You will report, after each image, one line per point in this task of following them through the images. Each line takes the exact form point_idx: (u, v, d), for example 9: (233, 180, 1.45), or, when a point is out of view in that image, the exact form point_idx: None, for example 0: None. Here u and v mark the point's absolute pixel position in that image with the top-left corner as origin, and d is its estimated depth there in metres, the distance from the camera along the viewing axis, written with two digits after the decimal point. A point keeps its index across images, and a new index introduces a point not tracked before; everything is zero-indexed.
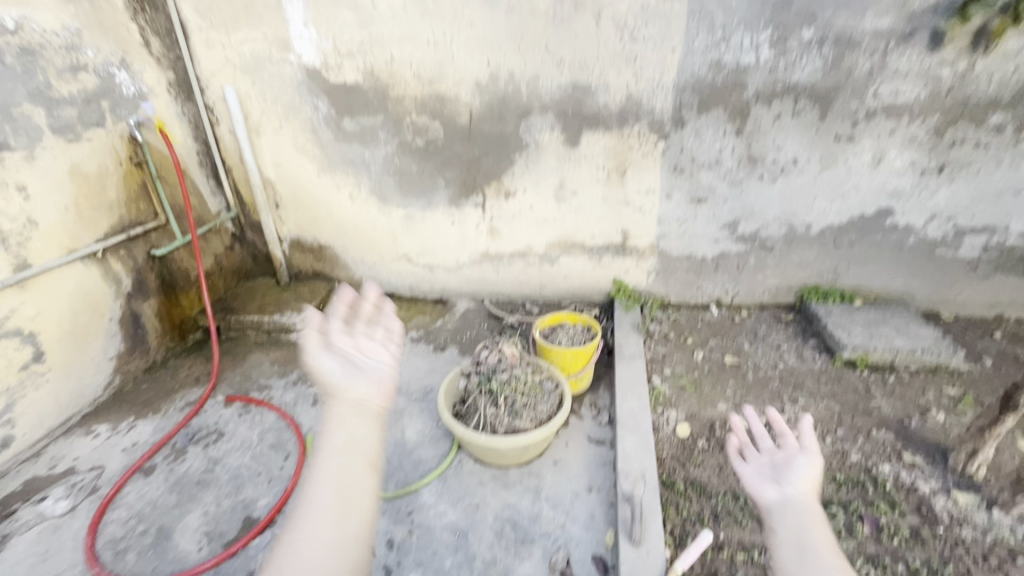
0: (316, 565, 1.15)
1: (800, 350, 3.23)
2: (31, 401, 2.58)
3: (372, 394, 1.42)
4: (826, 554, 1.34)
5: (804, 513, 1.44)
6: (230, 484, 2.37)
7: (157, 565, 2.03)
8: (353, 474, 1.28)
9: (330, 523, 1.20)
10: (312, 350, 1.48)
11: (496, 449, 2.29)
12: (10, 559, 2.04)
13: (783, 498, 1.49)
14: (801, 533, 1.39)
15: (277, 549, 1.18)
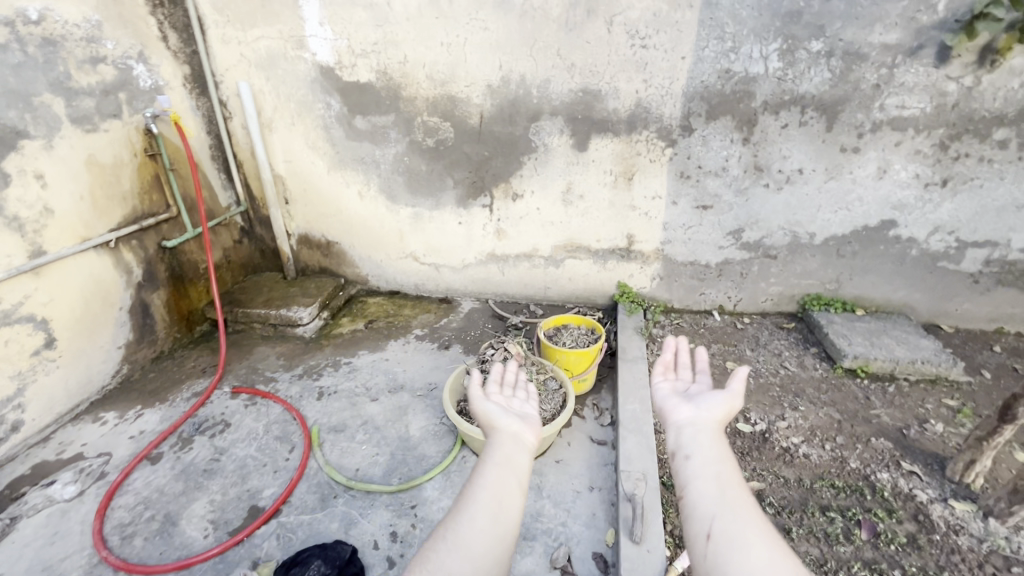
0: (474, 562, 1.21)
1: (801, 357, 3.26)
2: (41, 387, 2.61)
3: (524, 433, 1.60)
4: (726, 476, 1.38)
5: (711, 437, 1.49)
6: (236, 474, 2.40)
7: (164, 551, 2.05)
8: (509, 488, 1.39)
9: (484, 524, 1.29)
10: (476, 391, 1.71)
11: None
12: (18, 541, 2.07)
13: (693, 421, 1.54)
14: (706, 456, 1.43)
15: (433, 541, 1.25)
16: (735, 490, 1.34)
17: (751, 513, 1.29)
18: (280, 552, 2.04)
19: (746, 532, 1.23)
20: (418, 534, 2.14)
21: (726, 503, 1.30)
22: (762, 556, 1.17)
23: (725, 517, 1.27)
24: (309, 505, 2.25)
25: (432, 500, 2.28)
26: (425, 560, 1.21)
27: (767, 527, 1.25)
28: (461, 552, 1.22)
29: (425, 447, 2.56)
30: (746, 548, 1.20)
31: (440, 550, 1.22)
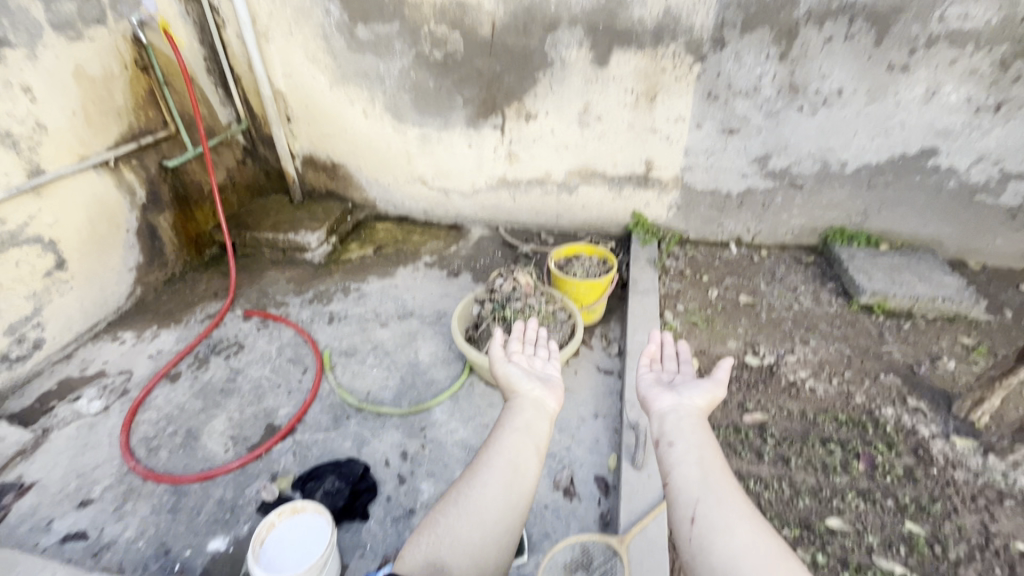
0: (482, 530, 1.26)
1: (816, 292, 3.18)
2: (58, 307, 2.66)
3: (546, 396, 1.57)
4: (711, 463, 1.32)
5: (695, 424, 1.43)
6: (252, 393, 2.48)
7: (188, 463, 2.16)
8: (523, 457, 1.39)
9: (496, 493, 1.31)
10: (498, 354, 1.68)
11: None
12: (52, 450, 2.19)
13: (678, 408, 1.47)
14: (689, 441, 1.37)
15: (444, 504, 1.31)
16: (719, 476, 1.28)
17: (737, 497, 1.23)
18: (297, 467, 2.15)
19: (731, 518, 1.17)
20: (427, 454, 2.22)
21: (710, 490, 1.25)
22: (747, 541, 1.12)
23: (710, 502, 1.21)
24: (323, 424, 2.33)
25: (441, 422, 2.35)
26: (436, 524, 1.27)
27: (753, 513, 1.20)
28: (472, 520, 1.27)
29: (434, 373, 2.61)
30: (731, 532, 1.14)
31: (450, 515, 1.27)
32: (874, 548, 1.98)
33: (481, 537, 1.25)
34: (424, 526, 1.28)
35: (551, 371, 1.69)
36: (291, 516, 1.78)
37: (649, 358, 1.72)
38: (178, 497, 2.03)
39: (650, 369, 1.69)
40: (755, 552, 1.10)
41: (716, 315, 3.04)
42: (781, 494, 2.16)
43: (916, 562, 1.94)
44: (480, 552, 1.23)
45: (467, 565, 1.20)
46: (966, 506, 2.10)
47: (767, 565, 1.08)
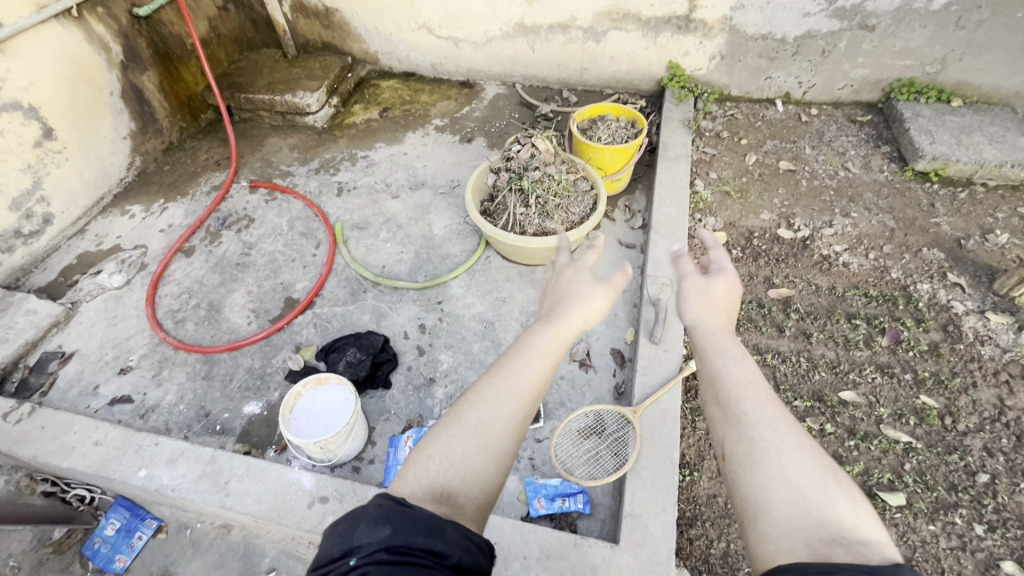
0: (494, 457, 1.06)
1: (867, 157, 2.86)
2: (58, 180, 2.56)
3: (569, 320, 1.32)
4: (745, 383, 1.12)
5: (727, 341, 1.21)
6: (268, 267, 2.47)
7: (214, 335, 2.24)
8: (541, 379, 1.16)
9: (510, 415, 1.09)
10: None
11: (526, 248, 2.24)
12: (85, 322, 2.28)
13: (706, 324, 1.25)
14: (717, 361, 1.17)
15: (445, 421, 1.09)
16: (754, 398, 1.09)
17: (776, 420, 1.05)
18: (319, 338, 2.20)
19: (771, 446, 1.00)
20: (445, 327, 2.24)
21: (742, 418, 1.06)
22: (787, 474, 0.97)
23: (741, 432, 1.04)
24: (341, 298, 2.33)
25: (457, 297, 2.33)
26: (440, 448, 1.06)
27: (798, 438, 1.02)
28: (483, 445, 1.06)
29: (450, 247, 2.53)
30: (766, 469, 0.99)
31: (455, 436, 1.06)
32: (884, 419, 2.02)
33: (492, 465, 1.05)
34: (424, 445, 1.07)
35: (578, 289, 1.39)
36: (317, 387, 1.85)
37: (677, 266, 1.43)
38: (210, 366, 2.12)
39: (678, 270, 1.40)
40: (796, 487, 0.95)
41: (752, 184, 2.80)
42: (798, 368, 2.16)
43: (924, 432, 1.98)
44: (490, 480, 1.05)
45: (476, 492, 1.03)
46: (985, 381, 2.07)
47: (810, 502, 0.93)
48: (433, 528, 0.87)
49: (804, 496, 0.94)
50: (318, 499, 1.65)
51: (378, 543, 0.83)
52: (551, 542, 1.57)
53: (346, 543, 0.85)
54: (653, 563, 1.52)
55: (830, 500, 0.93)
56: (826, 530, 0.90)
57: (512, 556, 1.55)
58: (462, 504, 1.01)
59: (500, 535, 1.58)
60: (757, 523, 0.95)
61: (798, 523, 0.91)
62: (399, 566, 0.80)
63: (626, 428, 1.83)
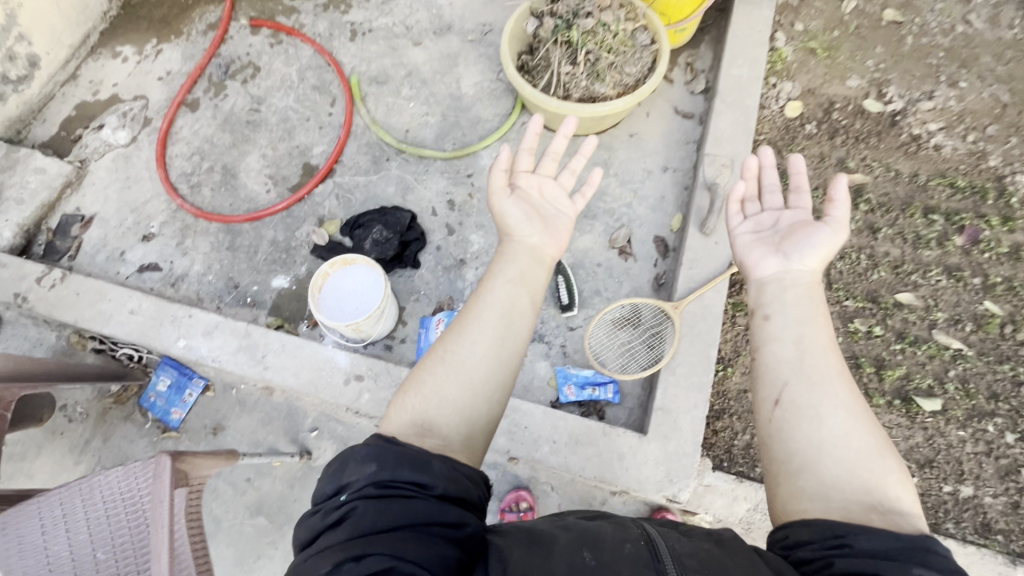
0: (473, 389, 0.98)
1: (999, 6, 2.29)
2: (33, 14, 2.21)
3: (545, 242, 1.18)
4: (813, 341, 1.07)
5: (793, 296, 1.13)
6: (281, 128, 2.23)
7: (233, 203, 2.12)
8: (521, 308, 1.06)
9: (488, 348, 1.01)
10: (499, 183, 1.21)
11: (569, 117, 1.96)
12: (98, 183, 2.16)
13: (772, 265, 1.18)
14: (787, 311, 1.10)
15: (436, 354, 1.02)
16: (819, 352, 1.05)
17: (841, 382, 1.01)
18: (342, 212, 2.07)
19: (830, 406, 0.98)
20: (476, 205, 2.07)
21: (805, 372, 1.02)
22: (843, 434, 0.95)
23: (803, 387, 1.01)
24: (363, 166, 2.14)
25: (489, 170, 2.12)
26: (424, 386, 0.99)
27: (858, 403, 0.99)
28: (464, 378, 0.98)
29: (480, 110, 2.23)
30: (821, 425, 0.97)
31: (441, 371, 0.99)
32: (938, 324, 1.90)
33: (471, 397, 0.97)
34: (410, 384, 1.01)
35: (562, 206, 1.24)
36: (344, 267, 1.76)
37: (741, 195, 1.33)
38: (232, 236, 2.04)
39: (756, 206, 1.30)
40: (850, 450, 0.94)
41: (846, 39, 2.30)
42: (856, 266, 1.97)
43: (978, 339, 1.88)
44: (470, 411, 0.96)
45: (458, 422, 0.95)
46: None
47: (857, 469, 0.92)
48: (418, 461, 0.85)
49: (853, 463, 0.93)
50: (353, 376, 1.69)
51: (362, 479, 0.83)
52: (580, 430, 1.60)
53: (336, 480, 0.85)
54: (679, 454, 1.57)
55: (876, 469, 0.93)
56: (868, 496, 0.90)
57: (542, 439, 1.60)
58: (445, 435, 0.94)
59: (530, 420, 1.62)
60: (798, 479, 0.94)
61: (844, 485, 0.92)
62: (382, 501, 0.81)
63: (661, 325, 1.75)
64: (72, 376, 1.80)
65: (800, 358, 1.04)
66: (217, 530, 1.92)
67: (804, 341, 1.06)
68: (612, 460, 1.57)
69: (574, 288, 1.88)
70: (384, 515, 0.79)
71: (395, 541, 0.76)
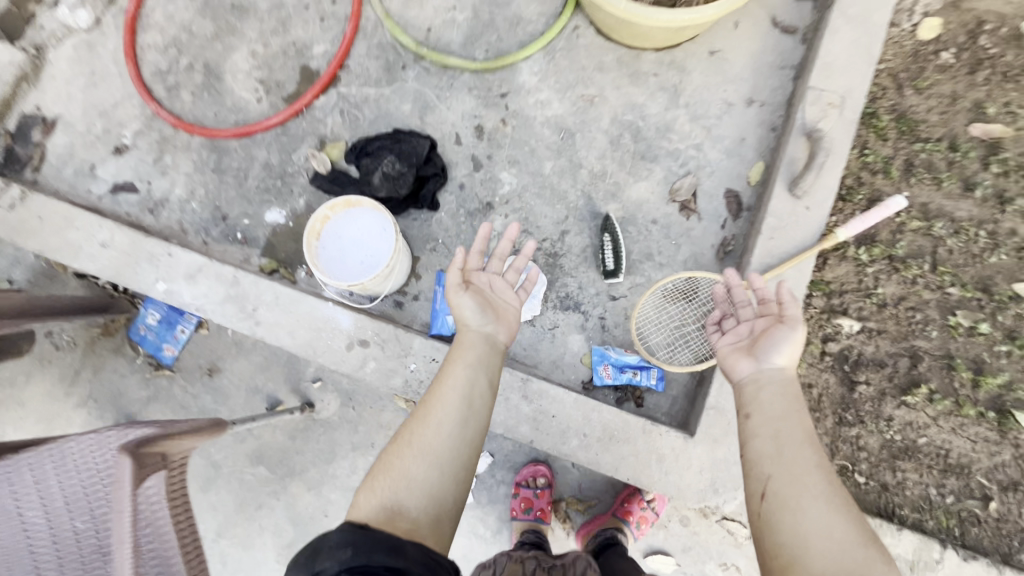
0: (439, 467, 0.96)
1: None
2: None
3: (496, 330, 1.15)
4: (795, 434, 1.02)
5: (770, 388, 1.08)
6: (273, 17, 1.78)
7: (219, 113, 1.76)
8: (484, 389, 1.06)
9: (452, 427, 0.99)
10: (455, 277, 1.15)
11: (631, 28, 1.53)
12: (59, 78, 1.80)
13: (747, 366, 1.11)
14: (767, 409, 1.05)
15: (403, 434, 1.00)
16: (799, 442, 1.00)
17: (823, 474, 0.97)
18: (348, 133, 1.72)
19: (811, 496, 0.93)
20: (509, 135, 1.69)
21: (789, 464, 0.98)
22: (831, 525, 0.91)
23: (784, 477, 0.97)
24: (373, 75, 1.73)
25: (529, 90, 1.70)
26: (392, 471, 0.96)
27: (840, 496, 0.95)
28: (433, 457, 0.97)
29: (520, 5, 1.73)
30: (806, 518, 0.92)
31: (408, 451, 0.97)
32: None
33: (438, 476, 0.95)
34: (380, 468, 0.98)
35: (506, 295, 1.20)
36: (347, 211, 1.45)
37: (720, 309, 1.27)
38: (218, 156, 1.72)
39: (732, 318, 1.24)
40: (835, 542, 0.89)
41: None
42: (972, 245, 1.58)
43: None
44: (439, 491, 0.94)
45: (427, 503, 0.93)
46: None
47: (843, 564, 0.87)
48: (393, 545, 0.82)
49: (840, 557, 0.88)
50: (357, 341, 1.46)
51: (336, 564, 0.79)
52: (616, 424, 1.38)
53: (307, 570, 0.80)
54: (729, 462, 1.35)
55: (863, 562, 0.87)
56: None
57: (571, 431, 1.39)
58: (413, 519, 0.92)
59: (560, 408, 1.40)
60: (791, 574, 0.88)
61: None
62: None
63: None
64: (50, 311, 1.58)
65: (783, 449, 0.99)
66: (217, 476, 1.82)
67: (785, 432, 1.01)
68: (649, 461, 1.36)
69: (622, 251, 1.56)
70: None
71: None
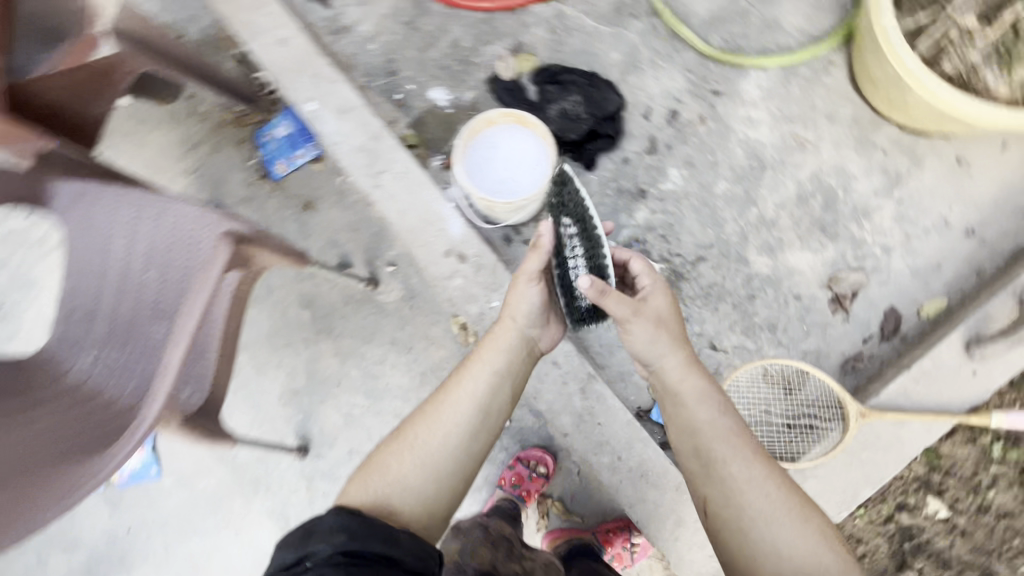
0: (438, 475, 0.97)
1: None
2: None
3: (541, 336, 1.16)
4: (713, 438, 0.94)
5: (687, 403, 0.98)
6: None
7: None
8: (502, 390, 1.06)
9: (461, 436, 1.00)
10: (534, 270, 1.08)
11: (893, 93, 1.38)
12: None
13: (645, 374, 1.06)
14: (690, 419, 0.97)
15: (398, 445, 0.99)
16: (722, 444, 0.93)
17: (755, 468, 0.91)
18: (546, 52, 1.61)
19: (753, 503, 0.88)
20: (700, 134, 1.54)
21: (720, 477, 0.91)
22: (776, 528, 0.85)
23: (719, 491, 0.91)
24: (600, 10, 1.61)
25: (745, 101, 1.54)
26: (385, 471, 0.96)
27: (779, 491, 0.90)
28: (430, 468, 0.97)
29: (785, 12, 1.58)
30: (754, 530, 0.86)
31: (398, 455, 0.97)
32: None
33: (437, 481, 0.96)
34: (373, 462, 0.98)
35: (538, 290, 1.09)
36: (515, 127, 1.38)
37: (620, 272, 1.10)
38: (417, 13, 1.66)
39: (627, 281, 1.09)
40: (785, 541, 0.85)
41: None
42: None
43: None
44: (435, 493, 0.96)
45: (420, 507, 0.94)
46: None
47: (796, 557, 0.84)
48: (388, 536, 0.86)
49: (797, 558, 0.84)
50: (455, 253, 1.41)
51: (330, 548, 0.81)
52: (654, 467, 1.29)
53: (298, 548, 0.82)
54: None
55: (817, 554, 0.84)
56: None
57: (608, 448, 1.30)
58: (405, 520, 0.92)
59: (608, 420, 1.31)
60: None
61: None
62: (350, 571, 0.79)
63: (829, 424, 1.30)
64: (179, 67, 1.52)
65: (711, 463, 0.92)
66: (266, 298, 1.86)
67: (710, 447, 0.94)
68: (666, 520, 1.27)
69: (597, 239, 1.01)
70: None
71: None
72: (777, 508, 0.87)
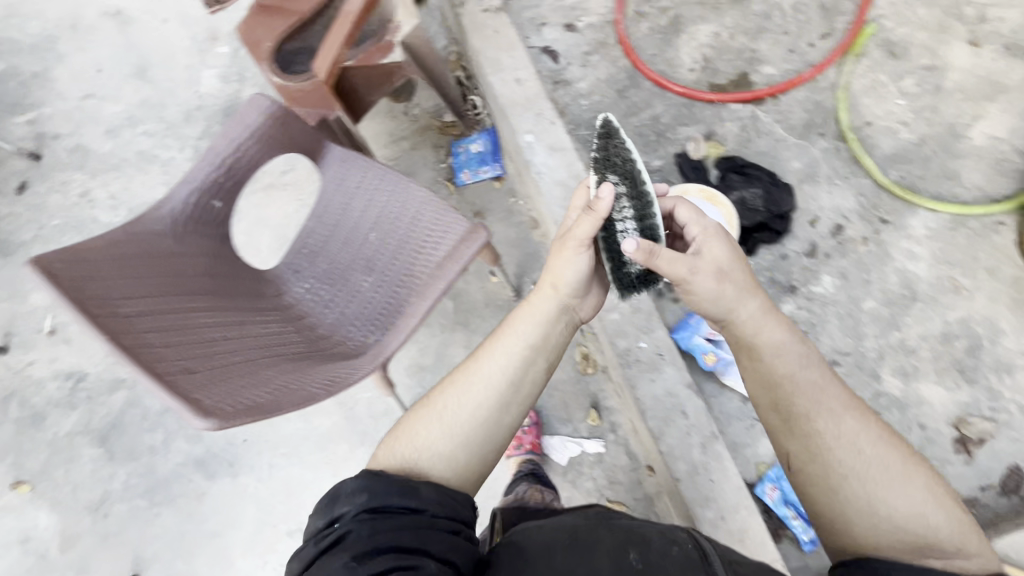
0: (465, 443, 0.99)
1: None
2: None
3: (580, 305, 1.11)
4: (794, 388, 0.93)
5: (764, 351, 0.96)
6: (755, 22, 1.94)
7: (654, 55, 1.95)
8: (535, 361, 1.05)
9: (488, 406, 1.00)
10: (585, 236, 1.05)
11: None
12: None
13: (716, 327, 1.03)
14: (768, 370, 0.95)
15: (420, 414, 1.01)
16: (804, 396, 0.92)
17: (845, 416, 0.90)
18: (734, 145, 1.82)
19: (842, 459, 0.87)
20: (860, 253, 1.68)
21: (805, 434, 0.91)
22: (873, 488, 0.85)
23: (802, 444, 0.91)
24: (792, 123, 1.81)
25: (910, 235, 1.67)
26: (410, 436, 0.99)
27: (874, 443, 0.88)
28: (455, 437, 0.99)
29: (965, 168, 1.72)
30: (845, 482, 0.87)
31: (422, 422, 1.00)
32: None
33: (463, 449, 0.99)
34: (402, 429, 1.01)
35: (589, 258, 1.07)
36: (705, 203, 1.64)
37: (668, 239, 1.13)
38: (629, 85, 1.92)
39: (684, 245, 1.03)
40: (881, 497, 0.85)
41: None
42: None
43: None
44: (462, 461, 0.98)
45: (445, 472, 0.97)
46: None
47: (890, 509, 0.84)
48: (407, 488, 0.90)
49: (896, 515, 0.84)
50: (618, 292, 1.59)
51: (354, 509, 0.88)
52: (755, 536, 1.38)
53: (326, 514, 0.89)
54: None
55: (915, 506, 0.84)
56: (907, 537, 0.83)
57: (715, 505, 1.41)
58: (434, 480, 0.96)
59: (721, 480, 1.42)
60: (848, 530, 0.86)
61: (893, 531, 0.84)
62: (376, 524, 0.86)
63: None
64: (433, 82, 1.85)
65: (792, 417, 0.92)
66: None
67: (794, 399, 0.92)
68: None
69: (648, 198, 1.05)
70: (376, 540, 0.83)
71: (414, 536, 0.85)
72: (867, 460, 0.86)
